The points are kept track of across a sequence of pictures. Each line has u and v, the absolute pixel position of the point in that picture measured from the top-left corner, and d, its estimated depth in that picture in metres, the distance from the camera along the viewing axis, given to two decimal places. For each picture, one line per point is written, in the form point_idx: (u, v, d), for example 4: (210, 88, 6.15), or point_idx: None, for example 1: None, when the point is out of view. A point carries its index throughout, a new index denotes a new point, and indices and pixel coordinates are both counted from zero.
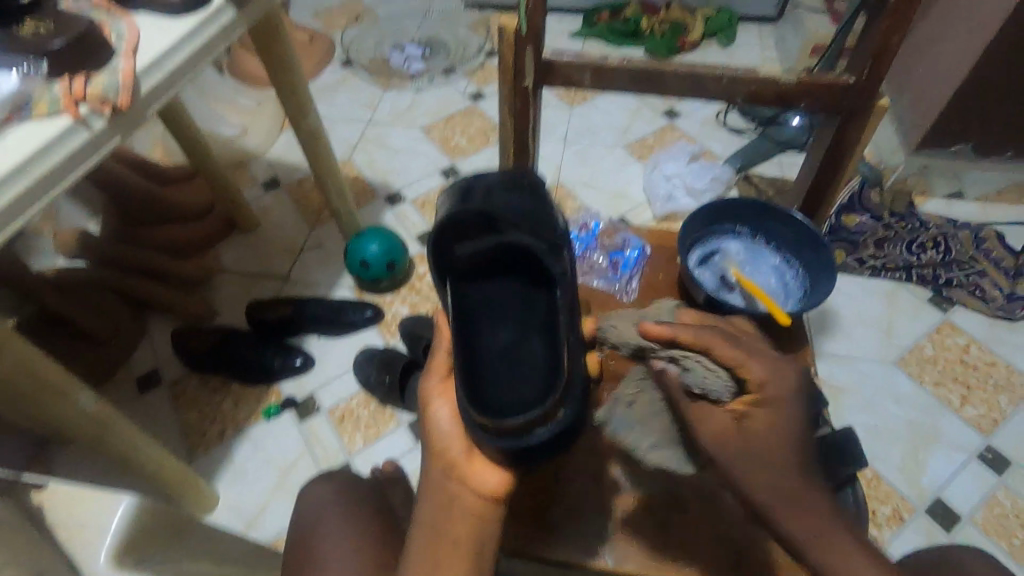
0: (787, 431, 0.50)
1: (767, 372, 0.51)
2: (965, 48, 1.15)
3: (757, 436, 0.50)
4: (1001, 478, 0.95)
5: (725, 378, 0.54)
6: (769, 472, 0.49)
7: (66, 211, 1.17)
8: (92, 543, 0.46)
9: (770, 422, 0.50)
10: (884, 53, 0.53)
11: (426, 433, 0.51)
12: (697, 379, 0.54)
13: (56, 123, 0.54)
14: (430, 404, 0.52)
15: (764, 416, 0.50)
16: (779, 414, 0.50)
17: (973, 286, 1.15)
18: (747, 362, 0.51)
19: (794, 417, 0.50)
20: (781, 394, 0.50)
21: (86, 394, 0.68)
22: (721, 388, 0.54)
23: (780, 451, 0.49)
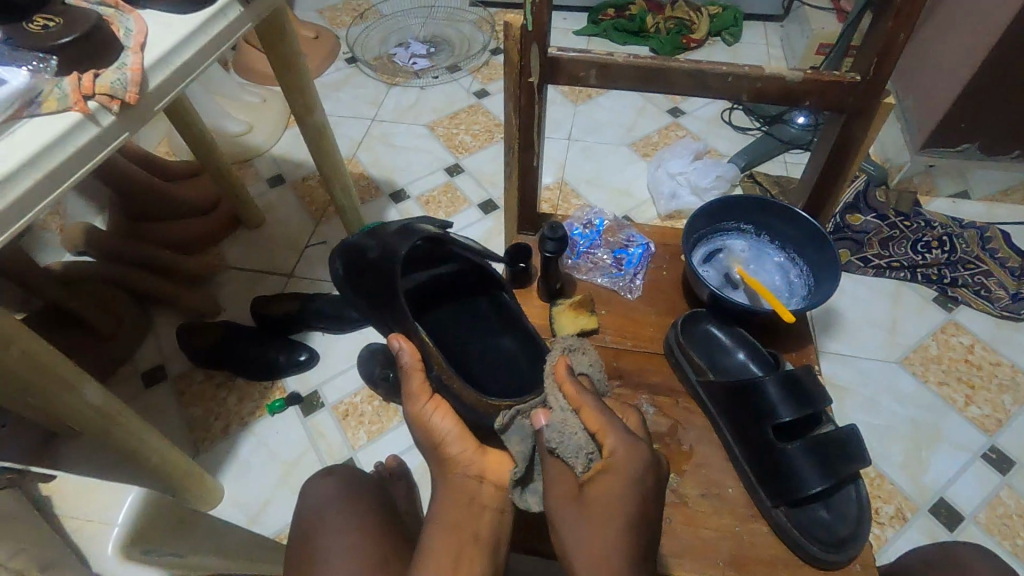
0: (625, 513, 0.46)
1: (633, 443, 0.49)
2: (972, 47, 1.14)
3: (601, 512, 0.46)
4: (1004, 478, 0.95)
5: (583, 443, 0.50)
6: (578, 540, 0.46)
7: (73, 206, 1.18)
8: (99, 533, 0.46)
9: (611, 493, 0.47)
10: (891, 50, 0.53)
11: (434, 443, 0.55)
12: (556, 436, 0.50)
13: (65, 117, 0.54)
14: (427, 420, 0.55)
15: (609, 487, 0.47)
16: (614, 489, 0.47)
17: (978, 286, 1.15)
18: (603, 433, 0.50)
19: (637, 490, 0.47)
20: (614, 484, 0.47)
21: (91, 386, 0.68)
22: (577, 450, 0.50)
23: (605, 525, 0.45)
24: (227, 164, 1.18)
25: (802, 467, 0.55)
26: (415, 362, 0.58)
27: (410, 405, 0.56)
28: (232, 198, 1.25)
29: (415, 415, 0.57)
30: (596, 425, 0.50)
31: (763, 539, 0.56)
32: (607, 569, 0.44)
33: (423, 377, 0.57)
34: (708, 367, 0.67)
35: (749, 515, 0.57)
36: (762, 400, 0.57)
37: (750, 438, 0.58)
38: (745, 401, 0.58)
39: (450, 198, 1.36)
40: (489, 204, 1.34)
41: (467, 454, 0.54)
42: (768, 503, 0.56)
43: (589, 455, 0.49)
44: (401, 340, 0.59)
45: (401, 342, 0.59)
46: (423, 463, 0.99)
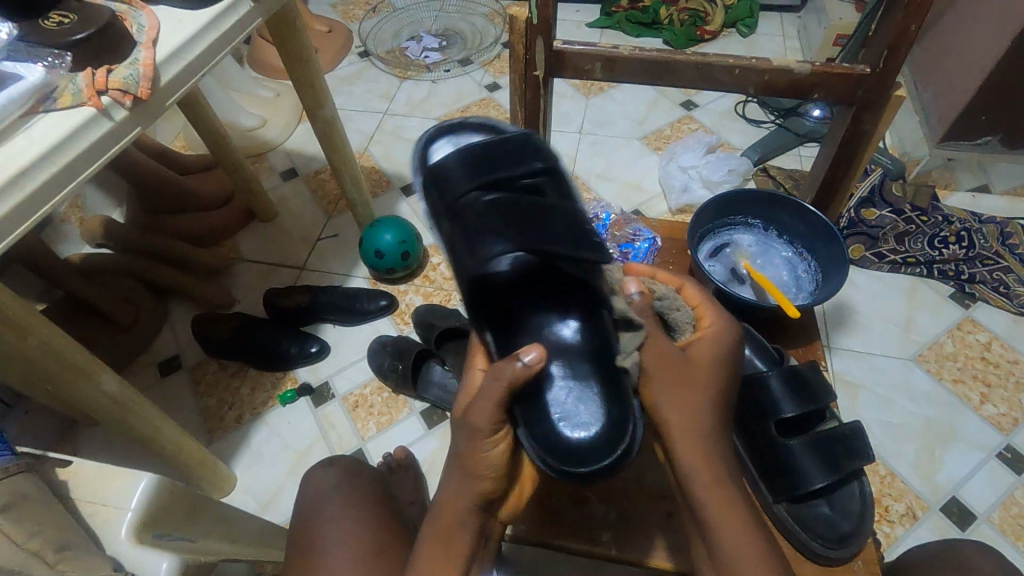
0: (717, 377, 0.49)
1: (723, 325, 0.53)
2: (994, 36, 1.11)
3: (701, 371, 0.49)
4: (1019, 478, 0.93)
5: (687, 317, 0.54)
6: (675, 391, 0.47)
7: (92, 199, 1.20)
8: (113, 518, 0.48)
9: (709, 355, 0.50)
10: (901, 42, 0.52)
11: (467, 463, 0.48)
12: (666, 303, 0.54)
13: (79, 112, 0.56)
14: (479, 439, 0.47)
15: (706, 349, 0.50)
16: (712, 356, 0.50)
17: (997, 282, 1.12)
18: (705, 310, 0.54)
19: (724, 358, 0.51)
20: (710, 345, 0.51)
21: (108, 375, 0.70)
22: (684, 322, 0.54)
23: (702, 379, 0.48)
24: (240, 158, 1.19)
25: (805, 463, 0.55)
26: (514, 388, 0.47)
27: (475, 415, 0.47)
28: (245, 192, 1.26)
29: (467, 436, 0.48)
30: (699, 304, 0.55)
31: (765, 534, 0.56)
32: (695, 422, 0.46)
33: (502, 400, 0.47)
34: None
35: (750, 510, 0.57)
36: (766, 395, 0.57)
37: (753, 433, 0.57)
38: (749, 395, 0.58)
39: None
40: None
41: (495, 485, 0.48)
42: (769, 498, 0.56)
43: (694, 324, 0.54)
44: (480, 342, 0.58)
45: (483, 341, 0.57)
46: (431, 455, 1.00)
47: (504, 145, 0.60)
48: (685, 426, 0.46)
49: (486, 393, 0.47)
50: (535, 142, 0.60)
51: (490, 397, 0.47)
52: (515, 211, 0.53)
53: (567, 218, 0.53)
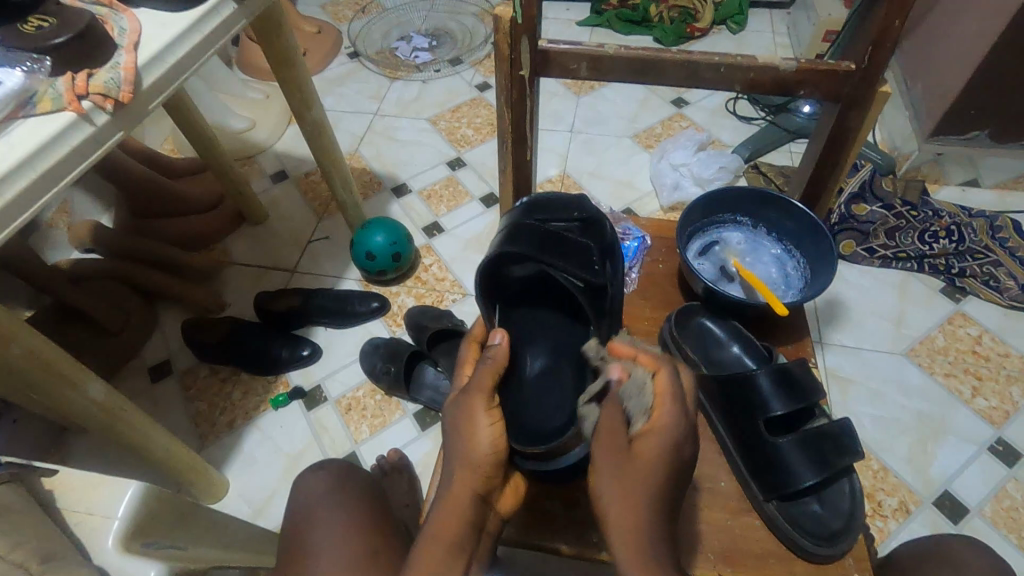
0: (658, 478, 0.43)
1: (680, 416, 0.45)
2: (982, 31, 1.11)
3: (639, 470, 0.43)
4: (1010, 471, 0.94)
5: (646, 402, 0.47)
6: (610, 491, 0.43)
7: (79, 204, 1.19)
8: (99, 528, 0.47)
9: (655, 457, 0.44)
10: (885, 38, 0.52)
11: (467, 436, 0.48)
12: (630, 394, 0.48)
13: (59, 117, 0.55)
14: (478, 415, 0.49)
15: (651, 448, 0.44)
16: (655, 455, 0.44)
17: (987, 276, 1.13)
18: (664, 398, 0.46)
19: (675, 457, 0.44)
20: (658, 444, 0.44)
21: (94, 383, 0.69)
22: (639, 409, 0.47)
23: (640, 483, 0.43)
24: (229, 161, 1.19)
25: (794, 462, 0.55)
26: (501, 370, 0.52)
27: (473, 394, 0.50)
28: (234, 195, 1.25)
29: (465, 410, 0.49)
30: (659, 389, 0.47)
31: (756, 533, 0.56)
32: (629, 527, 0.42)
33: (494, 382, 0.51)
34: (701, 361, 0.66)
35: (741, 508, 0.57)
36: (755, 394, 0.57)
37: (743, 432, 0.57)
38: (738, 395, 0.58)
39: (452, 192, 1.36)
40: (490, 197, 1.34)
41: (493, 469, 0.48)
42: (760, 496, 0.56)
43: (649, 412, 0.46)
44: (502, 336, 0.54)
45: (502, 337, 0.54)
46: (425, 456, 0.99)
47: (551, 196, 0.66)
48: (622, 531, 0.42)
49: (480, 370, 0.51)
50: (587, 205, 0.66)
51: (485, 376, 0.51)
52: (536, 229, 0.61)
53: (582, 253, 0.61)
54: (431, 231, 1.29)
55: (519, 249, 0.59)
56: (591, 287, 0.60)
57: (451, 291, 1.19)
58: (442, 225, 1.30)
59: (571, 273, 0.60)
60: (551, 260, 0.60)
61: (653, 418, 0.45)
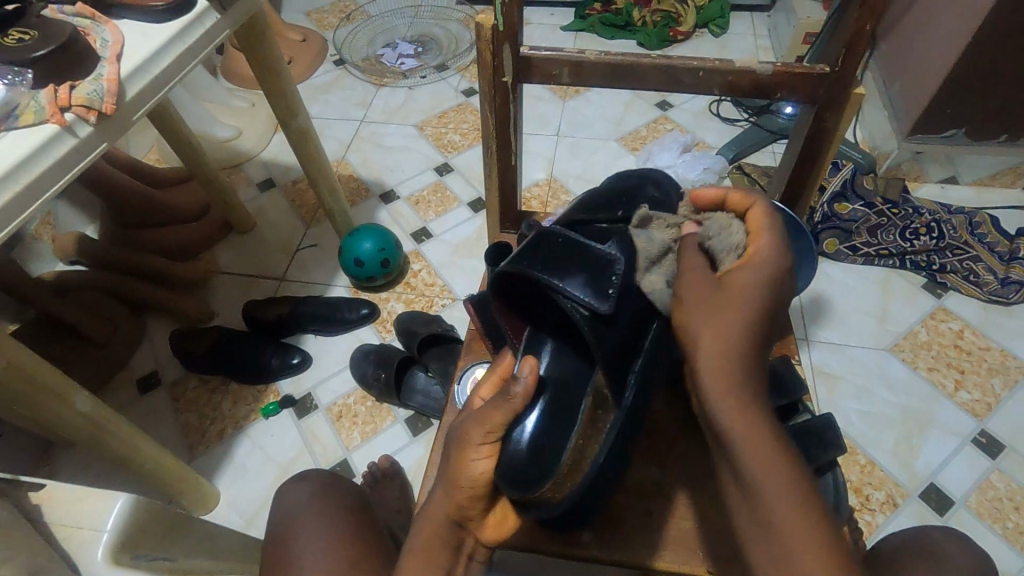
0: (751, 303, 0.44)
1: (773, 250, 0.47)
2: (955, 32, 1.14)
3: (731, 301, 0.44)
4: (994, 462, 0.95)
5: (734, 243, 0.49)
6: (703, 314, 0.44)
7: (64, 216, 1.19)
8: (88, 540, 0.47)
9: (750, 282, 0.45)
10: (858, 42, 0.54)
11: (452, 465, 0.47)
12: (715, 234, 0.50)
13: (42, 130, 0.55)
14: (470, 447, 0.47)
15: (747, 274, 0.46)
16: (750, 279, 0.45)
17: (967, 271, 1.15)
18: (761, 235, 0.49)
19: (766, 287, 0.45)
20: (753, 271, 0.46)
21: (82, 395, 0.69)
22: (728, 247, 0.49)
23: (736, 300, 0.44)
24: (216, 170, 1.18)
25: None
26: (515, 411, 0.47)
27: (472, 424, 0.47)
28: (222, 204, 1.25)
29: (459, 440, 0.48)
30: (755, 225, 0.50)
31: None
32: (722, 346, 0.42)
33: (499, 420, 0.47)
34: None
35: None
36: None
37: None
38: None
39: (440, 197, 1.36)
40: (478, 202, 1.35)
41: (469, 504, 0.47)
42: None
43: (742, 247, 0.49)
44: (529, 368, 0.49)
45: (527, 370, 0.49)
46: (417, 462, 0.99)
47: (615, 190, 0.62)
48: (716, 341, 0.42)
49: (492, 403, 0.47)
50: (640, 198, 0.61)
51: (492, 411, 0.47)
52: (548, 243, 0.53)
53: (593, 270, 0.51)
54: (419, 237, 1.29)
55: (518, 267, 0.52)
56: (598, 315, 0.50)
57: (441, 296, 1.19)
58: (430, 230, 1.30)
59: (575, 295, 0.50)
60: (553, 281, 0.51)
61: (749, 248, 0.48)
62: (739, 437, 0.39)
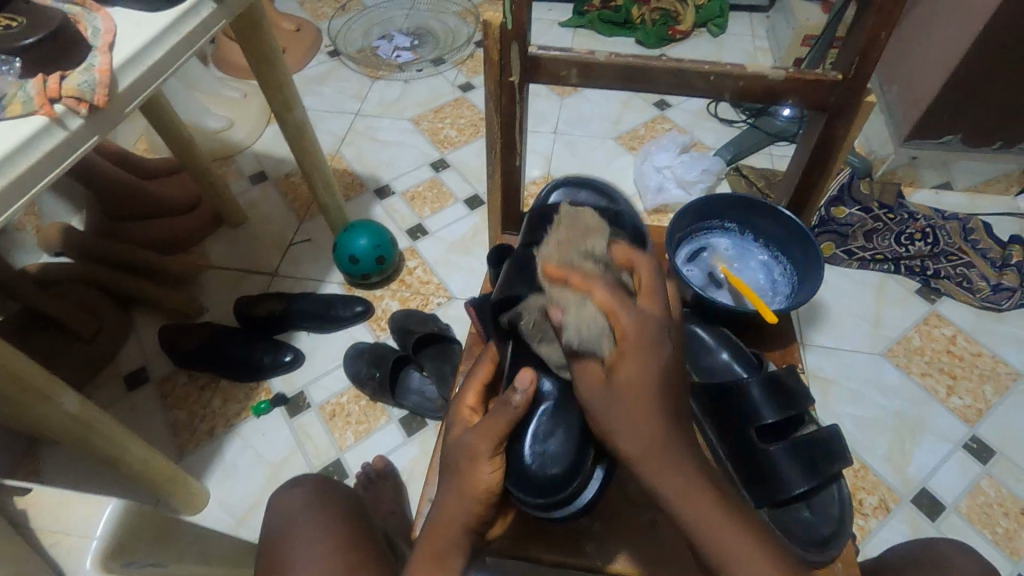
0: (656, 388, 0.44)
1: (640, 324, 0.45)
2: (954, 39, 1.14)
3: (631, 389, 0.43)
4: (985, 468, 0.96)
5: (603, 325, 0.45)
6: (629, 431, 0.43)
7: (50, 207, 1.15)
8: (78, 548, 0.45)
9: (639, 375, 0.43)
10: (872, 49, 0.53)
11: (463, 478, 0.48)
12: (576, 328, 0.46)
13: (30, 121, 0.53)
14: (480, 460, 0.48)
15: (633, 370, 0.44)
16: (643, 369, 0.43)
17: (961, 278, 1.16)
18: (618, 310, 0.45)
19: (659, 373, 0.44)
20: (638, 364, 0.44)
21: (70, 395, 0.67)
22: (597, 338, 0.46)
23: (634, 408, 0.43)
24: (208, 162, 1.16)
25: (787, 469, 0.56)
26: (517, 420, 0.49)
27: (477, 438, 0.48)
28: (213, 196, 1.22)
29: (467, 454, 0.48)
30: (609, 308, 0.45)
31: None
32: (654, 450, 0.42)
33: (503, 430, 0.48)
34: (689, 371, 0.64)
35: None
36: (747, 402, 0.58)
37: (736, 440, 0.57)
38: (730, 403, 0.58)
39: (436, 194, 1.35)
40: (474, 199, 1.33)
41: (481, 511, 0.48)
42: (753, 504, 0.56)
43: (610, 333, 0.45)
44: (527, 378, 0.49)
45: (526, 381, 0.49)
46: (411, 463, 0.98)
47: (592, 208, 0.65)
48: (646, 457, 0.42)
49: (494, 413, 0.48)
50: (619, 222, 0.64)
51: (494, 422, 0.48)
52: None
53: None
54: (415, 233, 1.27)
55: (527, 291, 0.56)
56: None
57: (437, 294, 1.18)
58: (426, 227, 1.28)
59: None
60: None
61: (620, 338, 0.45)
62: (692, 517, 0.41)
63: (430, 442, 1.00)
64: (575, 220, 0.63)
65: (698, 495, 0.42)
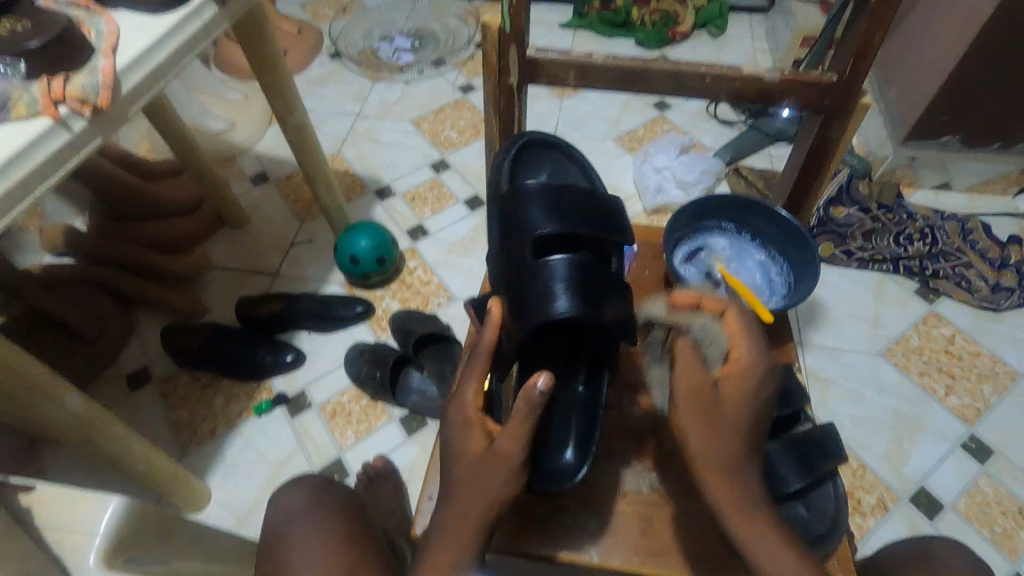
0: (749, 409, 0.48)
1: (755, 354, 0.51)
2: (952, 40, 1.15)
3: (727, 404, 0.48)
4: (983, 467, 0.97)
5: (721, 343, 0.52)
6: (715, 434, 0.47)
7: (52, 208, 1.16)
8: (81, 544, 0.46)
9: (740, 394, 0.49)
10: (866, 51, 0.54)
11: (474, 480, 0.47)
12: (703, 337, 0.52)
13: (35, 123, 0.54)
14: (499, 466, 0.46)
15: (736, 390, 0.49)
16: (741, 394, 0.49)
17: (959, 278, 1.16)
18: (738, 339, 0.52)
19: (755, 398, 0.49)
20: (745, 382, 0.49)
21: (74, 395, 0.68)
22: (716, 353, 0.52)
23: (724, 421, 0.48)
24: (209, 163, 1.17)
25: (782, 466, 0.56)
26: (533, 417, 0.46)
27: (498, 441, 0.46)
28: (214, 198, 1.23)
29: (488, 458, 0.47)
30: (733, 330, 0.52)
31: None
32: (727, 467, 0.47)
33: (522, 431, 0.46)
34: None
35: None
36: None
37: None
38: None
39: (436, 195, 1.35)
40: (475, 200, 1.34)
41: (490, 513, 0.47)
42: None
43: (727, 355, 0.51)
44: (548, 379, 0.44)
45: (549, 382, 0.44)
46: (411, 462, 0.99)
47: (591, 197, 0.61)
48: (716, 473, 0.47)
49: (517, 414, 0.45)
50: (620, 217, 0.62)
51: (517, 424, 0.46)
52: (578, 278, 0.55)
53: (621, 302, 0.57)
54: (415, 234, 1.28)
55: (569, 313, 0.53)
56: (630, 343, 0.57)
57: (437, 294, 1.18)
58: (426, 227, 1.29)
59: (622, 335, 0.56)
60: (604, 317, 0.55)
61: (732, 359, 0.50)
62: (741, 532, 0.45)
63: (430, 441, 1.01)
64: (584, 215, 0.60)
65: (749, 501, 0.46)
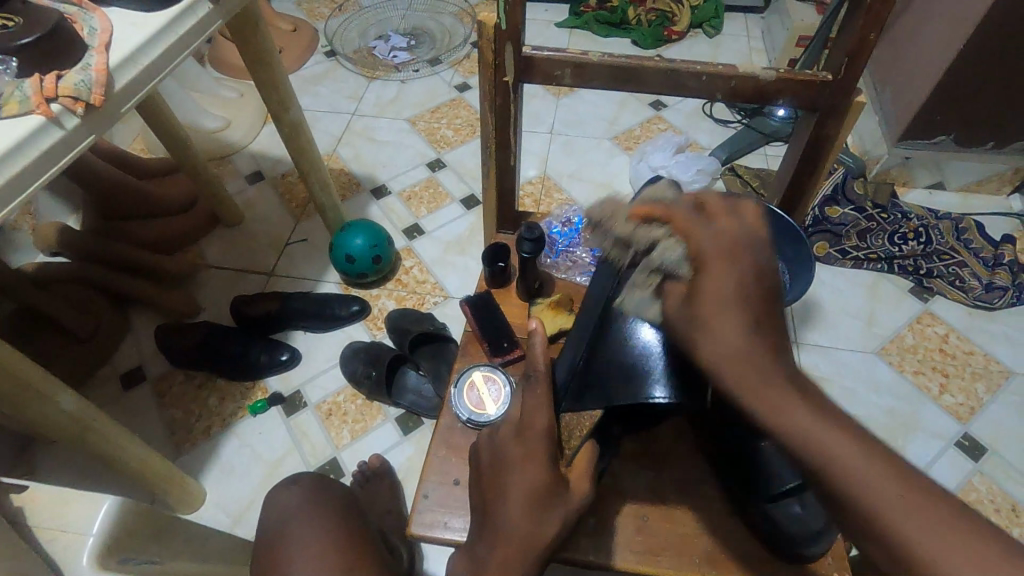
0: (734, 289, 0.41)
1: (739, 234, 0.42)
2: (946, 40, 1.15)
3: (711, 305, 0.41)
4: (977, 465, 0.97)
5: (682, 248, 0.44)
6: (717, 336, 0.41)
7: (44, 206, 1.15)
8: (74, 544, 0.45)
9: (719, 286, 0.41)
10: (861, 50, 0.54)
11: (544, 508, 0.45)
12: (664, 256, 0.45)
13: (27, 120, 0.53)
14: (571, 496, 0.47)
15: (717, 282, 0.41)
16: (724, 278, 0.41)
17: (953, 277, 1.17)
18: (701, 235, 0.43)
19: (745, 285, 0.41)
20: (726, 276, 0.41)
21: (67, 394, 0.67)
22: (676, 260, 0.44)
23: (724, 317, 0.40)
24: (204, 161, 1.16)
25: (777, 464, 0.56)
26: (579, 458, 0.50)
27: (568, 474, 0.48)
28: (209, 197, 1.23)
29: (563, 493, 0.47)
30: (684, 227, 0.44)
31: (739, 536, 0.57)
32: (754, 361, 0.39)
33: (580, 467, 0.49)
34: None
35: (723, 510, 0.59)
36: None
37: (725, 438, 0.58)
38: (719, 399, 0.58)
39: (432, 194, 1.35)
40: (471, 199, 1.34)
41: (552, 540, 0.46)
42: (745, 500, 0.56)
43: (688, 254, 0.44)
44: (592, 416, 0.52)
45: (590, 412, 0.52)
46: (408, 461, 0.99)
47: None
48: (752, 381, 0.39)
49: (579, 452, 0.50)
50: None
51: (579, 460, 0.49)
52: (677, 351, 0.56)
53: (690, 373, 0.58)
54: (411, 233, 1.28)
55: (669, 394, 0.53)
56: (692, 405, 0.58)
57: (433, 293, 1.18)
58: (422, 226, 1.29)
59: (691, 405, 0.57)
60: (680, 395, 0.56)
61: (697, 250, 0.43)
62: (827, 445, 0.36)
63: (427, 440, 1.00)
64: None
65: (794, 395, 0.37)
